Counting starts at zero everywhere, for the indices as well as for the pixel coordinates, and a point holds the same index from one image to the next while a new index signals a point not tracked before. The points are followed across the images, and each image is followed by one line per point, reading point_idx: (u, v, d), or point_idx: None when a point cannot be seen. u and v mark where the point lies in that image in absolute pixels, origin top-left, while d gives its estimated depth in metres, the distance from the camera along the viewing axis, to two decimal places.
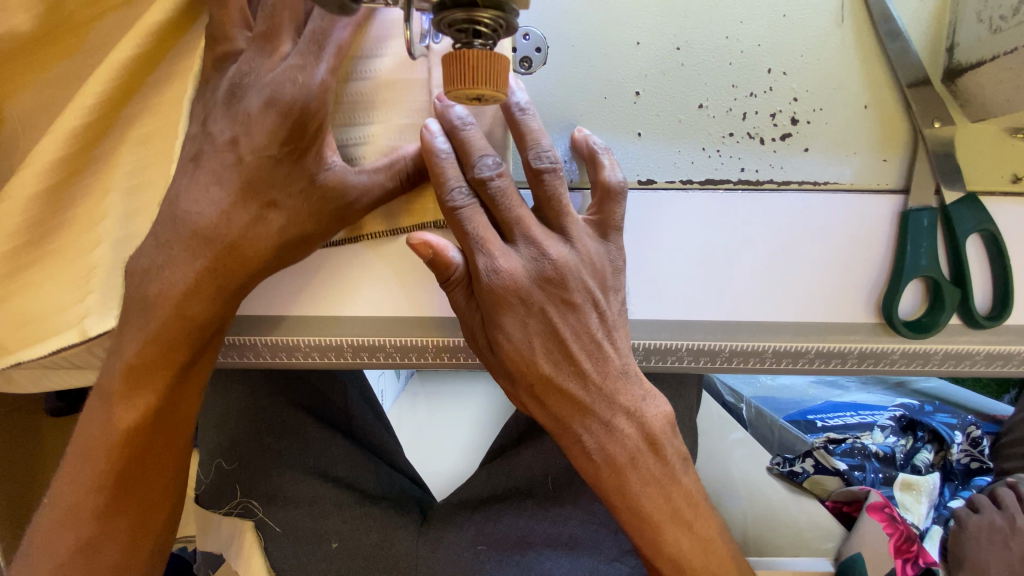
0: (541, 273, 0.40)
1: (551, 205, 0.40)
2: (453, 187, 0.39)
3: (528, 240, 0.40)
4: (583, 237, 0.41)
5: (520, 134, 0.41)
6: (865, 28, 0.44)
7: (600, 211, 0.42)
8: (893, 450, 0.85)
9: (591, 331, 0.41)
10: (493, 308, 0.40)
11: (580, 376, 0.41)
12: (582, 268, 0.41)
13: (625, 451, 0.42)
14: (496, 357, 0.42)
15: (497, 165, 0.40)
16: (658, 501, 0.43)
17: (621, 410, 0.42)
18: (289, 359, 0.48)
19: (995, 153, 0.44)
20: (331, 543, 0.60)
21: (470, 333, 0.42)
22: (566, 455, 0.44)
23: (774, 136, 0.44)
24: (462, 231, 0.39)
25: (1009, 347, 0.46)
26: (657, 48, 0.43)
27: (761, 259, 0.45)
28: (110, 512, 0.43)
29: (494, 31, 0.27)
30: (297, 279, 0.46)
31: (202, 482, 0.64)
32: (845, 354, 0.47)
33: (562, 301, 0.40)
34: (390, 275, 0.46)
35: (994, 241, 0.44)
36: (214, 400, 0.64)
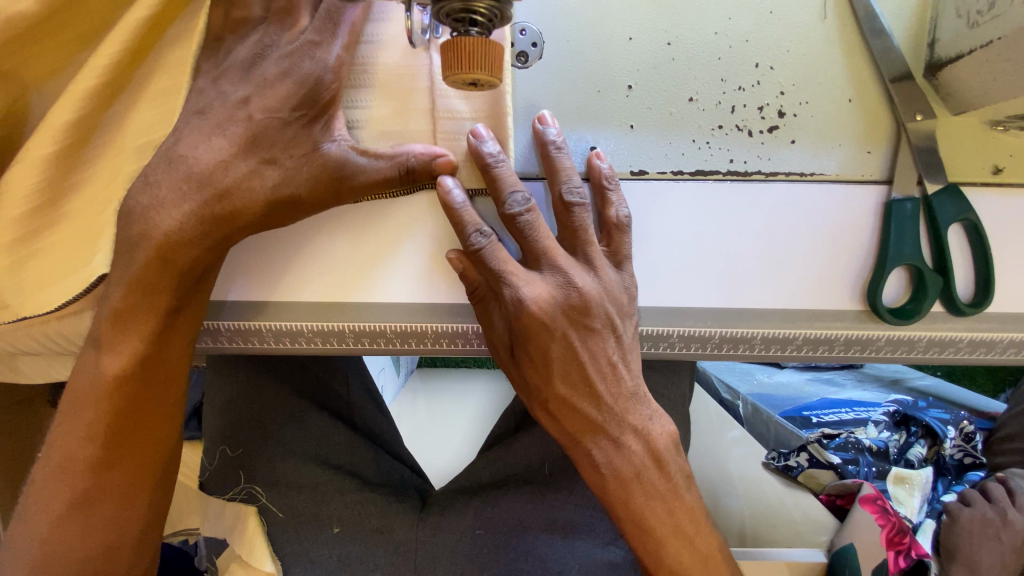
0: (567, 300, 0.42)
1: (577, 235, 0.43)
2: (473, 231, 0.41)
3: (554, 268, 0.42)
4: (605, 267, 0.44)
5: (555, 173, 0.43)
6: (849, 24, 0.46)
7: (610, 242, 0.45)
8: (886, 444, 0.87)
9: (608, 355, 0.44)
10: (521, 334, 0.42)
11: (594, 398, 0.44)
12: (604, 297, 0.43)
13: (632, 467, 0.45)
14: (519, 372, 0.45)
15: (525, 200, 0.42)
16: (664, 518, 0.46)
17: (630, 429, 0.45)
18: (293, 345, 0.50)
19: (975, 147, 0.45)
20: (332, 528, 0.62)
21: (493, 347, 0.46)
22: (577, 469, 0.47)
23: (762, 129, 0.46)
24: (489, 268, 0.41)
25: (991, 335, 0.48)
26: (649, 43, 0.45)
27: (750, 246, 0.47)
28: (104, 464, 0.45)
29: (489, 20, 0.29)
30: (301, 267, 0.48)
31: (207, 468, 0.65)
32: (832, 340, 0.48)
33: (584, 326, 0.43)
34: (392, 261, 0.48)
35: (976, 231, 0.46)
36: (219, 389, 0.66)
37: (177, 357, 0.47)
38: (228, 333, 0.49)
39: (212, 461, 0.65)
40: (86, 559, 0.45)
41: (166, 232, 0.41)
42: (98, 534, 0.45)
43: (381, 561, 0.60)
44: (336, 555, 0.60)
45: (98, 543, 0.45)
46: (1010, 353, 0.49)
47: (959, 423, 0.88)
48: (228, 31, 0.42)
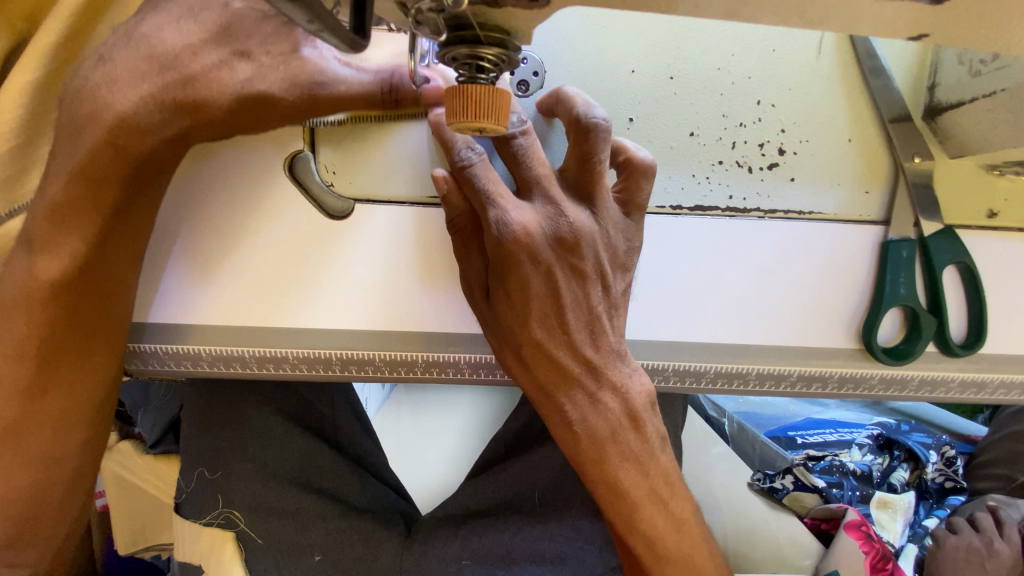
0: (556, 232, 0.40)
1: (589, 168, 0.39)
2: (463, 147, 0.40)
3: (546, 198, 0.41)
4: (608, 208, 0.42)
5: (566, 104, 0.40)
6: (851, 63, 0.46)
7: (628, 186, 0.42)
8: (869, 468, 0.88)
9: (592, 302, 0.43)
10: (502, 263, 0.40)
11: (571, 347, 0.43)
12: (596, 236, 0.41)
13: (606, 425, 0.44)
14: (492, 310, 0.43)
15: (523, 125, 0.41)
16: (638, 480, 0.45)
17: (607, 385, 0.43)
18: (277, 371, 0.47)
19: (972, 190, 0.45)
20: (314, 555, 0.62)
21: (468, 284, 0.44)
22: (546, 424, 0.45)
23: (762, 165, 0.45)
24: (474, 186, 0.39)
25: (982, 376, 0.48)
26: (651, 77, 0.44)
27: (745, 284, 0.46)
28: (36, 389, 0.43)
29: (496, 66, 0.26)
30: (262, 219, 0.46)
31: (184, 490, 0.64)
32: (826, 377, 0.48)
33: (571, 266, 0.41)
34: (378, 253, 0.47)
35: (970, 274, 0.46)
36: (197, 409, 0.63)
37: (123, 270, 0.43)
38: (209, 358, 0.47)
39: (190, 483, 0.63)
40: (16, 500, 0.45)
41: (120, 108, 0.37)
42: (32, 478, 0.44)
43: None
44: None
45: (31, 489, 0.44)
46: (1001, 394, 0.49)
47: (942, 447, 0.91)
48: None
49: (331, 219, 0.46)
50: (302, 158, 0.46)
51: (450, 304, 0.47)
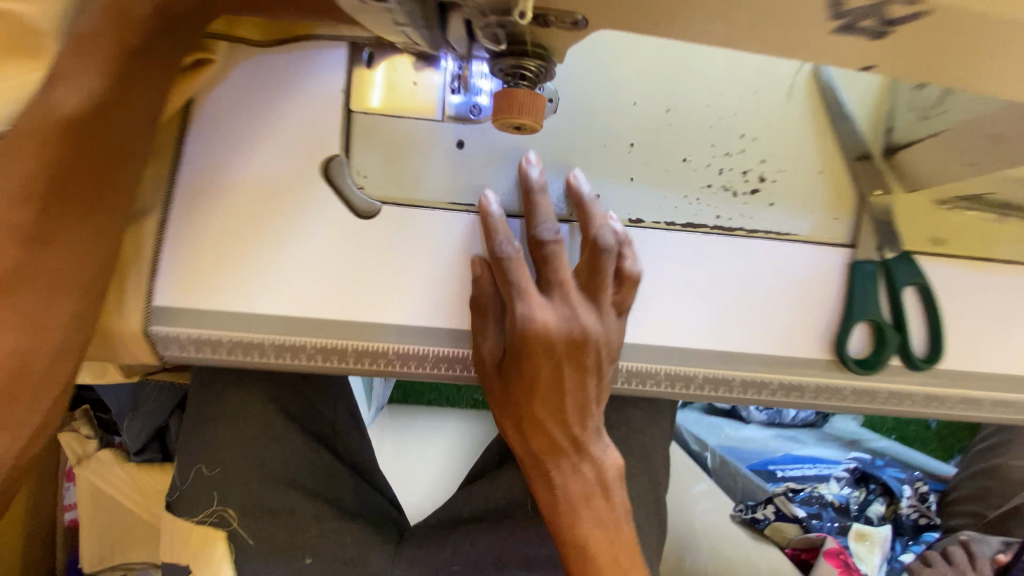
0: (569, 334, 0.46)
1: (597, 279, 0.47)
2: (503, 242, 0.46)
3: (565, 300, 0.46)
4: (610, 314, 0.48)
5: (587, 220, 0.48)
6: (820, 107, 0.52)
7: (621, 292, 0.49)
8: (846, 500, 1.01)
9: (587, 394, 0.48)
10: (519, 354, 0.46)
11: (564, 425, 0.49)
12: (601, 339, 0.47)
13: (582, 490, 0.51)
14: (499, 383, 0.49)
15: (556, 233, 0.47)
16: (604, 542, 0.50)
17: (587, 458, 0.51)
18: (293, 361, 0.50)
19: (925, 220, 0.52)
20: (305, 559, 0.62)
21: (481, 360, 0.49)
22: (530, 484, 0.52)
23: (745, 190, 0.51)
24: (508, 278, 0.45)
25: (941, 390, 0.53)
26: (650, 110, 0.50)
27: (730, 296, 0.51)
28: (38, 240, 0.38)
29: (535, 73, 0.32)
30: (269, 174, 0.48)
31: (177, 488, 0.63)
32: (803, 387, 0.53)
33: (576, 361, 0.47)
34: (398, 251, 0.49)
35: (927, 293, 0.51)
36: (198, 407, 0.64)
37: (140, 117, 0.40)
38: (229, 345, 0.49)
39: (184, 480, 0.63)
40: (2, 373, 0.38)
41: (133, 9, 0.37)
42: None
43: None
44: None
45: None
46: (960, 409, 0.54)
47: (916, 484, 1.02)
48: None
49: (361, 218, 0.49)
50: (338, 161, 0.48)
51: (463, 304, 0.50)
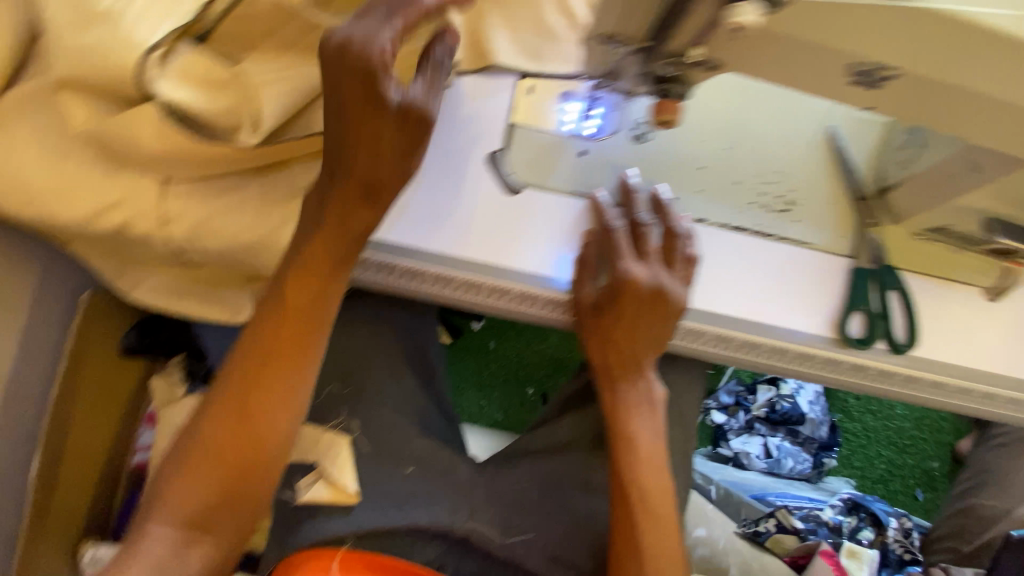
0: (654, 286, 0.64)
1: (672, 253, 0.66)
2: (613, 218, 0.66)
3: (651, 263, 0.65)
4: (681, 281, 0.65)
5: (667, 213, 0.67)
6: (834, 159, 0.72)
7: (689, 268, 0.66)
8: (840, 523, 1.17)
9: (656, 333, 0.66)
10: (616, 292, 0.65)
11: (635, 352, 0.68)
12: (675, 295, 0.64)
13: (638, 401, 0.69)
14: (591, 316, 0.67)
15: (648, 220, 0.67)
16: (650, 442, 0.68)
17: (646, 378, 0.69)
18: (442, 289, 0.69)
19: (904, 247, 0.72)
20: (407, 467, 0.79)
21: (580, 299, 0.67)
22: (599, 393, 0.70)
23: (777, 209, 0.71)
24: (614, 242, 0.65)
25: (916, 372, 0.71)
26: (715, 145, 0.71)
27: (764, 282, 0.70)
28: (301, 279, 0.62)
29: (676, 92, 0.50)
30: (449, 160, 0.70)
31: (313, 399, 0.83)
32: (813, 356, 0.70)
33: (654, 307, 0.64)
34: (527, 220, 0.69)
35: (906, 297, 0.71)
36: (338, 339, 0.84)
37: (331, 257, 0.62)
38: (401, 270, 0.68)
39: (318, 395, 0.83)
40: (235, 465, 0.62)
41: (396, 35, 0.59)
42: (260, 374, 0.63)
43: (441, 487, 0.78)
44: (409, 487, 0.77)
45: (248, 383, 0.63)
46: (929, 391, 0.71)
47: (899, 519, 1.21)
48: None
49: (506, 193, 0.70)
50: (498, 154, 0.70)
51: (571, 262, 0.69)
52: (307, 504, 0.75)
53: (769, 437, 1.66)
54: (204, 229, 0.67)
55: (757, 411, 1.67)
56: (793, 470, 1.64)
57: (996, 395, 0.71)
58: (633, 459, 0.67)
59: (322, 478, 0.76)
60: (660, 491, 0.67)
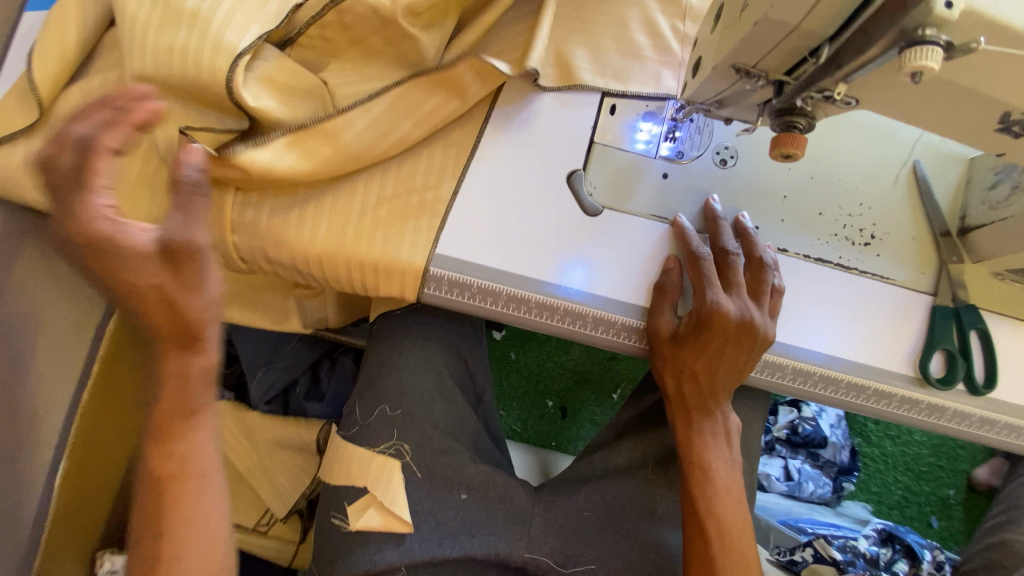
0: (743, 319, 0.62)
1: (760, 285, 0.64)
2: (699, 247, 0.65)
3: (739, 295, 0.63)
4: (767, 314, 0.64)
5: (751, 244, 0.66)
6: (916, 194, 0.71)
7: (773, 302, 0.65)
8: (877, 554, 1.15)
9: (739, 366, 0.64)
10: (703, 323, 0.62)
11: (716, 385, 0.65)
12: (763, 329, 0.63)
13: (714, 434, 0.67)
14: (673, 346, 0.65)
15: (734, 249, 0.66)
16: (726, 479, 0.66)
17: (724, 411, 0.67)
18: (516, 311, 0.66)
19: (984, 285, 0.71)
20: (461, 494, 0.75)
21: (662, 328, 0.65)
22: (671, 421, 0.69)
23: (860, 242, 0.70)
24: (702, 272, 0.64)
25: (993, 415, 0.69)
26: (799, 174, 0.70)
27: (845, 317, 0.68)
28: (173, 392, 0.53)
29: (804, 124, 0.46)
30: (527, 176, 0.67)
31: (359, 421, 0.78)
32: (891, 395, 0.68)
33: (741, 340, 0.63)
34: (607, 243, 0.67)
35: (986, 338, 0.69)
36: (389, 355, 0.81)
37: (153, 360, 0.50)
38: (476, 289, 0.65)
39: (367, 416, 0.78)
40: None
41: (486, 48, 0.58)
42: (157, 508, 0.55)
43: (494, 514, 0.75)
44: (464, 516, 0.74)
45: (156, 513, 0.55)
46: (1004, 434, 0.70)
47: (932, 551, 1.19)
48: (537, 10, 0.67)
49: (586, 215, 0.67)
50: (578, 174, 0.68)
51: (651, 289, 0.67)
52: (358, 531, 0.72)
53: (789, 459, 1.65)
54: (271, 239, 0.65)
55: (778, 433, 1.66)
56: (813, 495, 1.63)
57: None
58: (710, 492, 0.65)
59: (372, 505, 0.73)
60: (737, 528, 0.65)
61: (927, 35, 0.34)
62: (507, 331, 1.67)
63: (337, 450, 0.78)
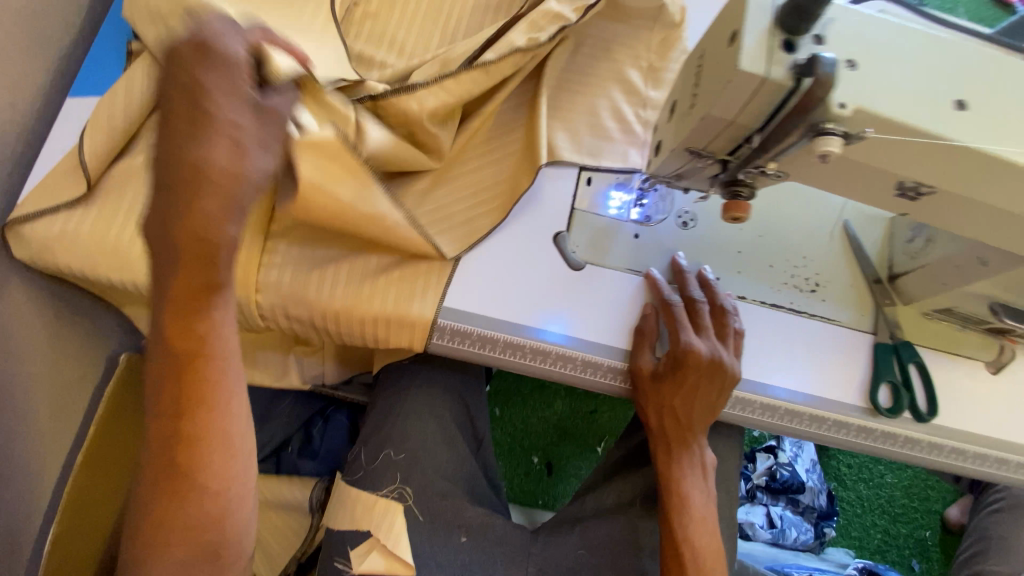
0: (713, 357, 0.70)
1: (726, 328, 0.73)
2: (669, 295, 0.74)
3: (709, 336, 0.72)
4: (733, 354, 0.72)
5: (715, 293, 0.76)
6: (849, 246, 0.83)
7: (738, 343, 0.73)
8: None
9: (713, 401, 0.71)
10: (679, 362, 0.70)
11: (693, 419, 0.72)
12: (732, 366, 0.71)
13: (692, 465, 0.73)
14: (653, 383, 0.72)
15: (701, 297, 0.75)
16: (702, 506, 0.72)
17: (700, 444, 0.74)
18: (512, 356, 0.73)
19: (914, 323, 0.82)
20: (461, 537, 0.80)
21: (642, 367, 0.72)
22: (654, 455, 0.74)
23: (806, 288, 0.80)
24: (674, 316, 0.72)
25: (939, 439, 0.78)
26: (750, 232, 0.81)
27: (801, 354, 0.77)
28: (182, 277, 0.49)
29: (747, 192, 0.57)
30: (518, 236, 0.76)
31: (367, 465, 0.84)
32: (849, 424, 0.76)
33: (713, 376, 0.70)
34: (591, 294, 0.76)
35: (924, 370, 0.79)
36: (393, 404, 0.88)
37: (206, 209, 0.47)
38: (475, 337, 0.72)
39: (373, 461, 0.84)
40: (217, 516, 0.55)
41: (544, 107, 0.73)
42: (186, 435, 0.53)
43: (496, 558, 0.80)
44: (463, 558, 0.79)
45: (177, 435, 0.53)
46: (952, 458, 0.78)
47: None
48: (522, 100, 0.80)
49: (572, 270, 0.76)
50: (563, 234, 0.77)
51: (630, 333, 0.75)
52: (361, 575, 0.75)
53: (770, 506, 1.69)
54: (288, 297, 0.71)
55: (758, 480, 1.71)
56: (797, 542, 1.66)
57: (1010, 461, 0.79)
58: (685, 519, 0.71)
59: (375, 548, 0.76)
60: (715, 554, 0.70)
61: (829, 127, 0.45)
62: (493, 386, 1.71)
63: (342, 495, 0.81)
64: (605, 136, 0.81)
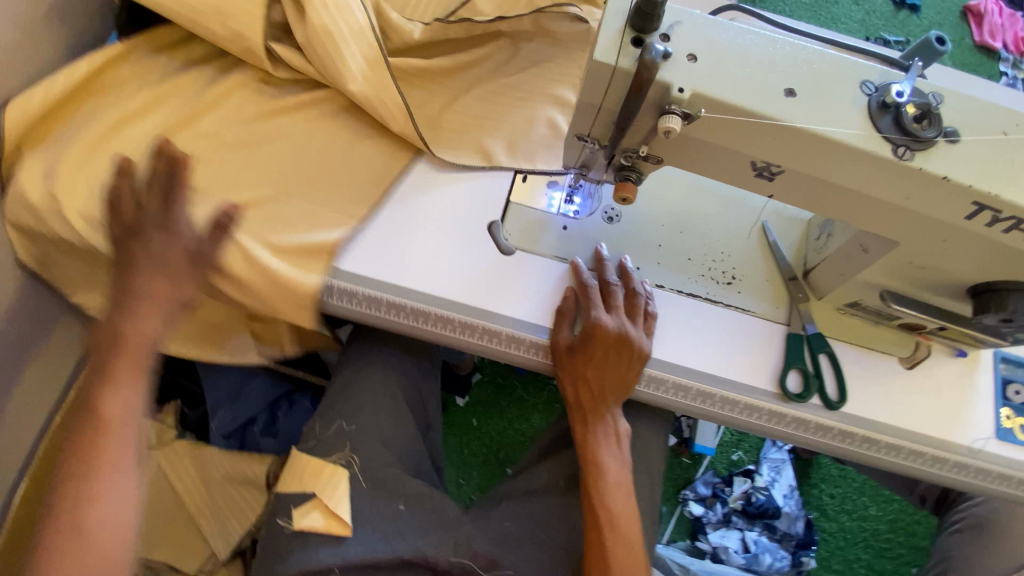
0: (622, 332, 0.77)
1: (637, 308, 0.80)
2: (586, 277, 0.81)
3: (620, 314, 0.78)
4: (643, 331, 0.78)
5: (630, 277, 0.82)
6: (766, 246, 0.89)
7: (648, 323, 0.80)
8: None
9: (624, 374, 0.78)
10: (590, 336, 0.77)
11: (606, 391, 0.79)
12: (639, 341, 0.77)
13: (606, 434, 0.80)
14: (568, 357, 0.78)
15: (616, 280, 0.82)
16: (617, 473, 0.79)
17: (613, 415, 0.80)
18: (443, 329, 0.81)
19: (828, 318, 0.87)
20: (399, 505, 0.83)
21: (558, 342, 0.79)
22: (574, 424, 0.81)
23: (723, 280, 0.86)
24: (588, 296, 0.79)
25: (852, 428, 0.81)
26: (671, 229, 0.89)
27: (715, 340, 0.83)
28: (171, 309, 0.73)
29: (635, 177, 0.65)
30: (454, 224, 0.85)
31: (319, 437, 0.88)
32: (760, 408, 0.81)
33: (622, 350, 0.77)
34: (519, 276, 0.83)
35: (835, 360, 0.83)
36: (346, 380, 0.94)
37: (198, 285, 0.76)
38: (408, 310, 0.80)
39: (325, 431, 0.89)
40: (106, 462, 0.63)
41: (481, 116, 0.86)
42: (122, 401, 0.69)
43: (429, 529, 0.82)
44: (398, 523, 0.81)
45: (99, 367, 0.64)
46: (864, 446, 0.82)
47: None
48: (464, 110, 0.91)
49: (502, 255, 0.84)
50: (496, 223, 0.86)
51: (552, 311, 0.82)
52: (299, 532, 0.78)
53: (746, 531, 1.64)
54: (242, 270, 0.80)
55: (734, 504, 1.67)
56: (772, 568, 1.60)
57: (924, 453, 0.81)
58: (602, 481, 0.78)
59: (317, 507, 0.80)
60: (626, 514, 0.77)
61: (672, 107, 0.53)
62: (471, 397, 1.75)
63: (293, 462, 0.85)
64: (539, 142, 0.91)
